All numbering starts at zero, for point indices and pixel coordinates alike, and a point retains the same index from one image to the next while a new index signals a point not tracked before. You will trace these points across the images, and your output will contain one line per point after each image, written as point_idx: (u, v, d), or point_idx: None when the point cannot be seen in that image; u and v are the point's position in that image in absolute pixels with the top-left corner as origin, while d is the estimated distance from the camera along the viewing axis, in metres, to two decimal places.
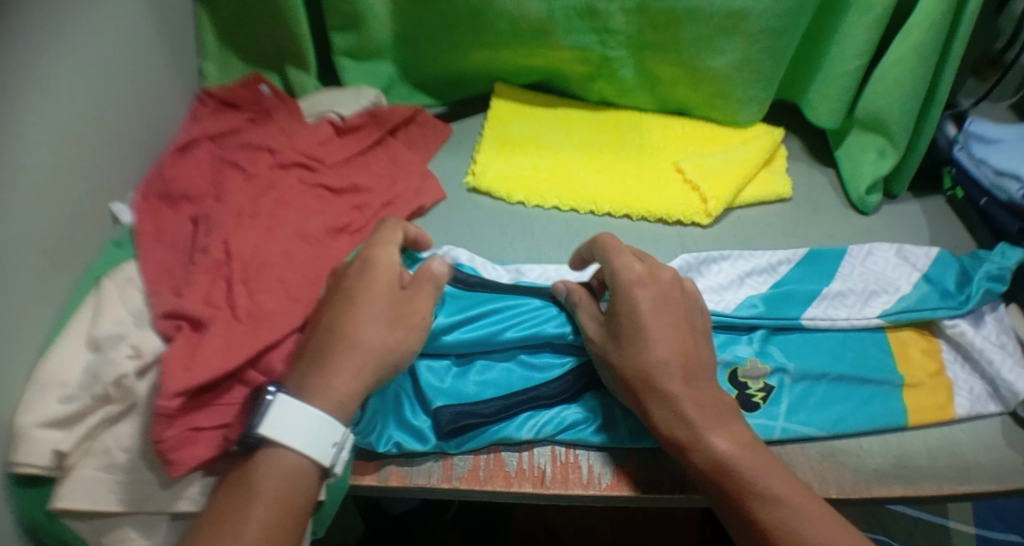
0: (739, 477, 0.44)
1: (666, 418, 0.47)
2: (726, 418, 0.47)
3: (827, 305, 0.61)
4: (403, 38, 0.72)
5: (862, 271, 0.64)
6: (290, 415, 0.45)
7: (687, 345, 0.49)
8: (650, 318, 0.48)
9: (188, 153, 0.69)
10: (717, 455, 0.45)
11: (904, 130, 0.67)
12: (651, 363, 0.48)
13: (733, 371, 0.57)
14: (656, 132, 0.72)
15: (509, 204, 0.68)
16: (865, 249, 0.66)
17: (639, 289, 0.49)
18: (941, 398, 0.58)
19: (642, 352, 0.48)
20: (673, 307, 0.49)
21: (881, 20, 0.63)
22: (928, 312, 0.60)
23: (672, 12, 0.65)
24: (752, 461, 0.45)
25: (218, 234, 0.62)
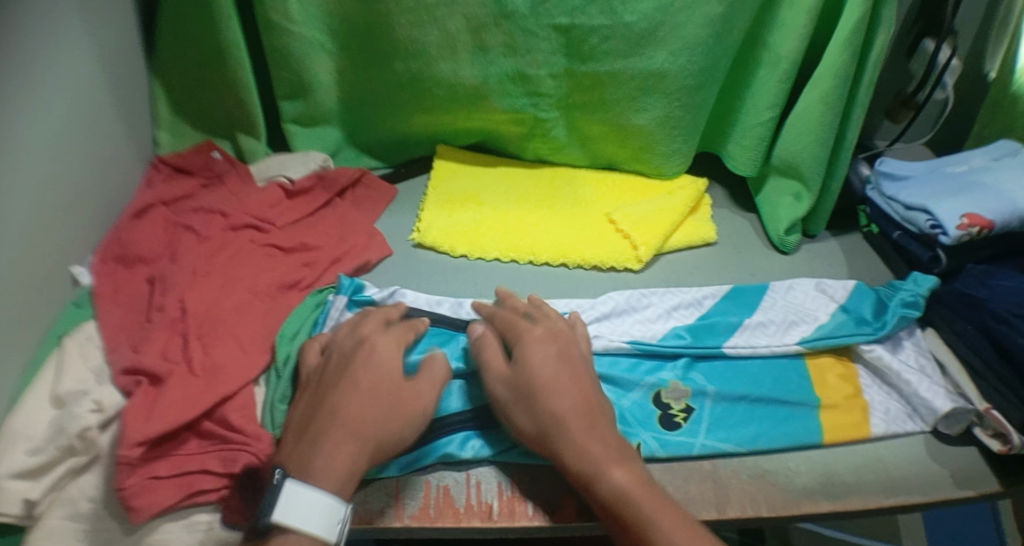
0: (640, 509, 0.48)
1: (574, 458, 0.51)
2: (624, 458, 0.50)
3: (749, 334, 0.66)
4: (348, 104, 0.77)
5: (783, 303, 0.69)
6: (298, 493, 0.48)
7: (591, 391, 0.54)
8: (549, 368, 0.54)
9: (144, 218, 0.72)
10: (620, 489, 0.49)
11: (815, 175, 0.72)
12: (560, 409, 0.52)
13: (656, 393, 0.62)
14: (589, 186, 0.77)
15: (452, 257, 0.72)
16: (786, 284, 0.71)
17: (533, 343, 0.56)
18: (860, 417, 0.62)
19: (546, 393, 0.53)
20: (572, 357, 0.56)
21: (789, 74, 0.69)
22: (844, 337, 0.65)
23: (596, 76, 0.71)
24: (649, 496, 0.48)
25: (174, 293, 0.65)
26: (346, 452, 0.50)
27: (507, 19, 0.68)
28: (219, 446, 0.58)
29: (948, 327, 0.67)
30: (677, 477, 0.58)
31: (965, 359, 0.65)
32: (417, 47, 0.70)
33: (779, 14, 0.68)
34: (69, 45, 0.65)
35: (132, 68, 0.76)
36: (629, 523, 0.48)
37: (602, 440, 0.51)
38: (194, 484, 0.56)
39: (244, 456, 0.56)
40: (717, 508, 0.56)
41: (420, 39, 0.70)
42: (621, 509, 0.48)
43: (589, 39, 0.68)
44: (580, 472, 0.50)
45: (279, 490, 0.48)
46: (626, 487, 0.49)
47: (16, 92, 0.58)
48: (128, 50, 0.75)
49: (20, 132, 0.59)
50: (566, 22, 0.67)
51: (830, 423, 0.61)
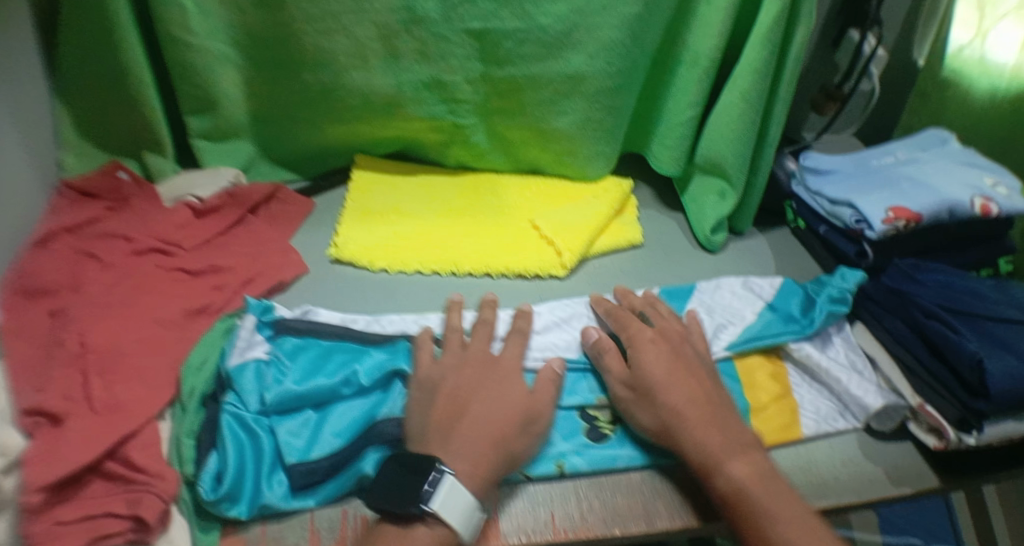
0: (755, 505, 0.49)
1: (695, 453, 0.52)
2: (745, 450, 0.52)
3: None
4: (259, 117, 0.74)
5: (709, 304, 0.68)
6: (457, 491, 0.48)
7: (693, 387, 0.55)
8: (661, 370, 0.56)
9: (47, 247, 0.68)
10: (734, 481, 0.50)
11: (739, 173, 0.72)
12: (677, 404, 0.54)
13: (581, 409, 0.60)
14: (513, 192, 0.75)
15: (372, 272, 0.69)
16: (713, 283, 0.70)
17: (649, 345, 0.58)
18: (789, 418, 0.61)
19: (663, 390, 0.55)
20: (669, 359, 0.57)
21: (708, 72, 0.68)
22: (771, 338, 0.64)
23: (513, 80, 0.69)
24: (763, 490, 0.49)
25: (75, 328, 0.61)
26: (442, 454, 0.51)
27: (418, 25, 0.66)
28: (124, 488, 0.54)
29: (878, 325, 0.67)
30: (605, 492, 0.56)
31: (898, 357, 0.65)
32: (326, 56, 0.68)
33: (696, 11, 0.67)
34: None
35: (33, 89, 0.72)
36: (747, 517, 0.49)
37: (697, 444, 0.52)
38: (100, 528, 0.51)
39: (147, 497, 0.53)
40: (645, 521, 0.54)
41: (329, 48, 0.67)
42: (738, 502, 0.49)
43: (504, 43, 0.67)
44: (699, 463, 0.52)
45: (440, 483, 0.48)
46: (743, 479, 0.50)
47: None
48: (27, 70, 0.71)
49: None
50: (479, 26, 0.66)
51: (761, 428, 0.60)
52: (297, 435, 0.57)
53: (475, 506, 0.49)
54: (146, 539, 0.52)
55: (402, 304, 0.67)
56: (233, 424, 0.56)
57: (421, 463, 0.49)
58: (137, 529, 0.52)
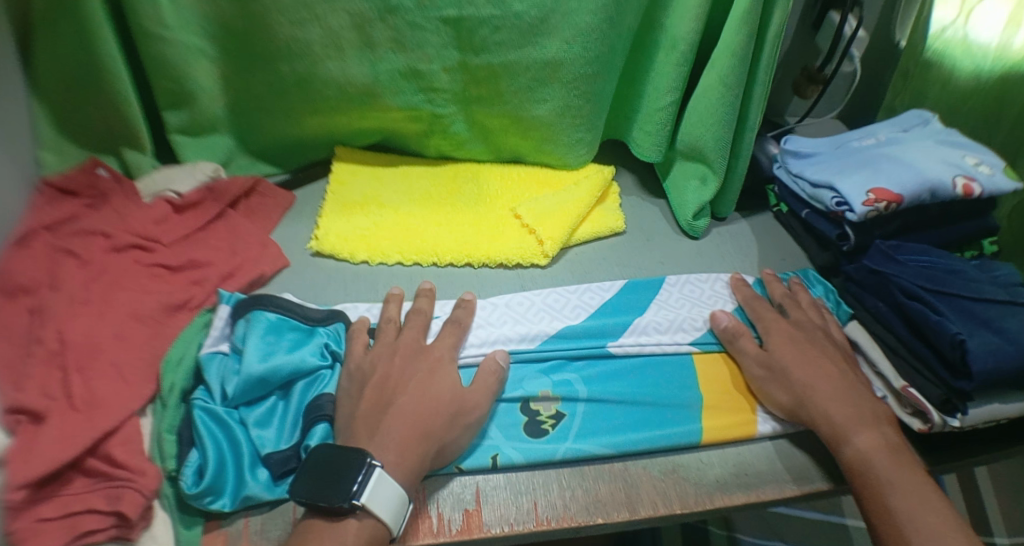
0: (879, 473, 0.52)
1: (826, 428, 0.56)
2: (871, 423, 0.55)
3: (638, 334, 0.64)
4: (236, 109, 0.73)
5: (678, 296, 0.67)
6: (385, 483, 0.49)
7: (836, 367, 0.59)
8: (793, 354, 0.60)
9: (25, 247, 0.66)
10: (859, 452, 0.53)
11: (720, 157, 0.71)
12: (809, 382, 0.58)
13: (525, 403, 0.59)
14: (493, 181, 0.75)
15: (354, 264, 0.69)
16: (682, 279, 0.69)
17: (780, 329, 0.62)
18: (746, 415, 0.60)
19: (800, 369, 0.58)
20: (804, 342, 0.61)
21: (686, 56, 0.68)
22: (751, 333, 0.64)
23: (490, 68, 0.69)
24: (885, 460, 0.52)
25: (52, 323, 0.60)
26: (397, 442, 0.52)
27: (392, 14, 0.65)
28: (105, 483, 0.54)
29: (861, 306, 0.68)
30: (585, 477, 0.56)
31: (878, 336, 0.66)
32: (299, 47, 0.67)
33: None
34: None
35: None
36: (870, 486, 0.52)
37: (825, 417, 0.56)
38: (81, 525, 0.51)
39: (129, 492, 0.53)
40: (628, 508, 0.54)
41: (302, 38, 0.67)
42: (861, 473, 0.53)
43: (480, 30, 0.66)
44: (828, 435, 0.55)
45: (369, 475, 0.49)
46: (865, 449, 0.53)
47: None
48: None
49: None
50: (453, 14, 0.65)
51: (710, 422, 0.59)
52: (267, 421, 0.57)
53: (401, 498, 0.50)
54: (130, 536, 0.53)
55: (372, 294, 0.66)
56: (206, 418, 0.56)
57: (353, 455, 0.49)
58: (120, 525, 0.53)
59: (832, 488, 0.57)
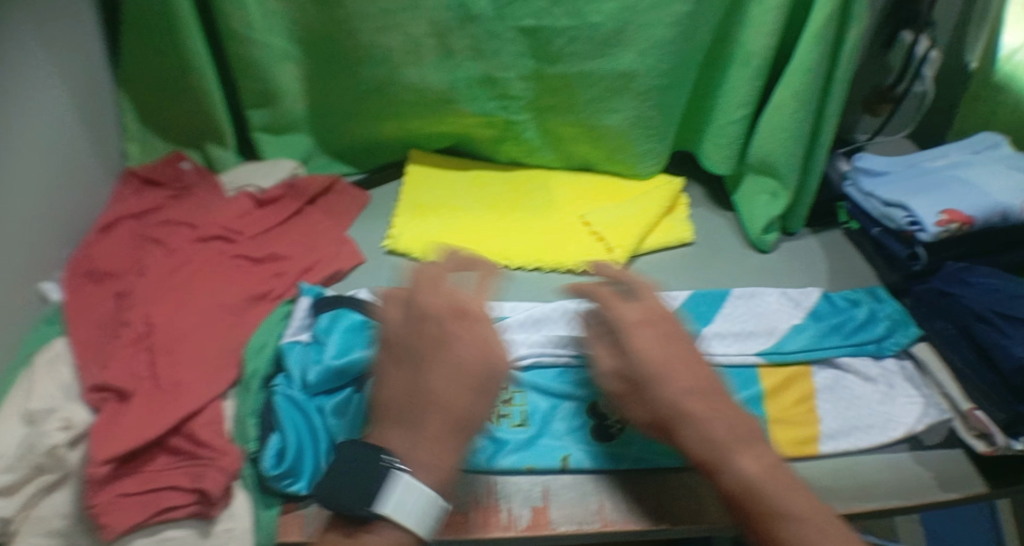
0: (766, 498, 0.39)
1: (696, 438, 0.43)
2: (750, 441, 0.42)
3: (708, 343, 0.64)
4: (317, 110, 0.76)
5: (746, 309, 0.68)
6: (408, 490, 0.41)
7: (697, 368, 0.45)
8: (659, 350, 0.46)
9: (111, 233, 0.72)
10: (746, 477, 0.40)
11: (792, 172, 0.71)
12: (676, 393, 0.44)
13: (591, 404, 0.60)
14: (563, 189, 0.76)
15: (426, 264, 0.71)
16: (750, 292, 0.70)
17: (640, 327, 0.47)
18: (812, 430, 0.60)
19: (659, 374, 0.45)
20: (676, 340, 0.47)
21: (759, 72, 0.69)
22: (825, 351, 0.65)
23: (565, 77, 0.70)
24: (776, 482, 0.40)
25: (140, 308, 0.64)
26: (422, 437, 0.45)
27: (471, 22, 0.67)
28: (189, 461, 0.56)
29: (928, 326, 0.67)
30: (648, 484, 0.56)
31: (948, 358, 0.65)
32: (380, 53, 0.69)
33: (747, 12, 0.67)
34: (31, 60, 0.64)
35: (98, 81, 0.75)
36: (759, 522, 0.39)
37: (701, 430, 0.42)
38: (161, 501, 0.54)
39: (210, 471, 0.54)
40: (695, 515, 0.53)
41: (383, 44, 0.68)
42: (746, 504, 0.40)
43: (556, 40, 0.67)
44: None
45: (391, 480, 0.41)
46: (751, 474, 0.40)
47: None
48: (92, 62, 0.74)
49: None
50: (531, 24, 0.66)
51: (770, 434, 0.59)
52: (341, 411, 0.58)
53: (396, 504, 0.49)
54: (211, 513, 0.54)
55: None
56: (286, 406, 0.58)
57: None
58: (202, 502, 0.54)
59: (881, 508, 0.56)
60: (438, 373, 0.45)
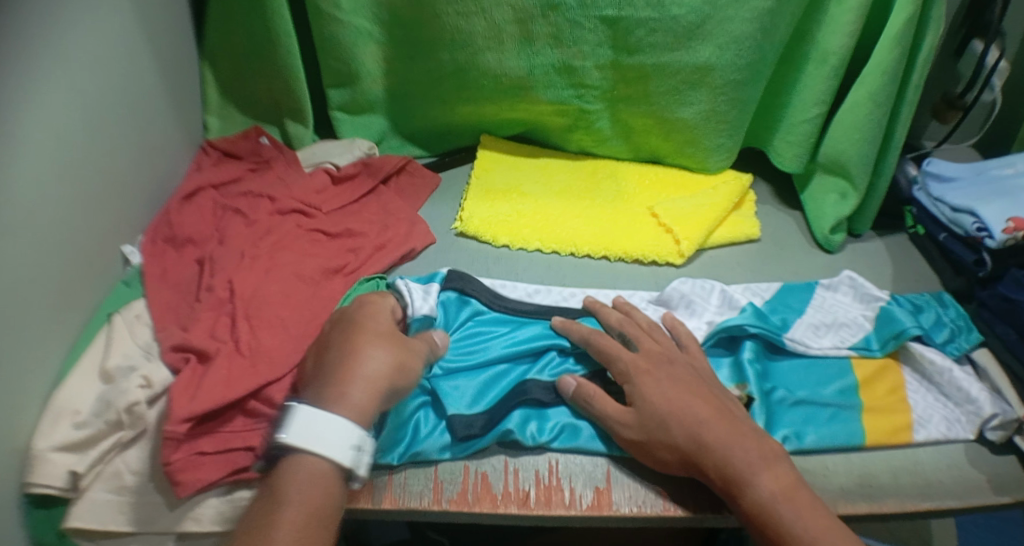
0: (783, 523, 0.47)
1: (716, 472, 0.50)
2: (770, 462, 0.50)
3: (805, 334, 0.65)
4: (394, 93, 0.79)
5: (830, 302, 0.69)
6: (307, 416, 0.48)
7: (716, 405, 0.53)
8: (665, 399, 0.53)
9: (193, 201, 0.74)
10: (760, 500, 0.48)
11: (863, 173, 0.72)
12: (694, 425, 0.52)
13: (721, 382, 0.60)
14: (632, 181, 0.78)
15: (495, 247, 0.73)
16: (831, 283, 0.70)
17: (648, 378, 0.55)
18: (901, 421, 0.61)
19: (676, 418, 0.52)
20: (684, 382, 0.54)
21: (836, 71, 0.69)
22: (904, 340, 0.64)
23: (642, 68, 0.71)
24: (795, 505, 0.48)
25: (223, 274, 0.66)
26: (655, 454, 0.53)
27: (553, 11, 0.68)
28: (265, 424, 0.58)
29: (990, 332, 0.67)
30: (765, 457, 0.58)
31: (1007, 365, 0.65)
32: (463, 37, 0.71)
33: (826, 9, 0.67)
34: (119, 28, 0.66)
35: (183, 54, 0.78)
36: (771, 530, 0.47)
37: (739, 458, 0.50)
38: (238, 461, 0.56)
39: None
40: None
41: (466, 29, 0.70)
42: (761, 522, 0.48)
43: (636, 31, 0.68)
44: (722, 481, 0.50)
45: (291, 412, 0.48)
46: (767, 497, 0.48)
47: (70, 70, 0.60)
48: (179, 35, 0.77)
49: (75, 111, 0.61)
50: (613, 13, 0.67)
51: (820, 429, 0.60)
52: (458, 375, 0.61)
53: (360, 440, 0.48)
54: None
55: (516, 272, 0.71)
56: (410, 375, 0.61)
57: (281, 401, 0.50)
58: None
59: (935, 509, 0.57)
60: (378, 346, 0.52)
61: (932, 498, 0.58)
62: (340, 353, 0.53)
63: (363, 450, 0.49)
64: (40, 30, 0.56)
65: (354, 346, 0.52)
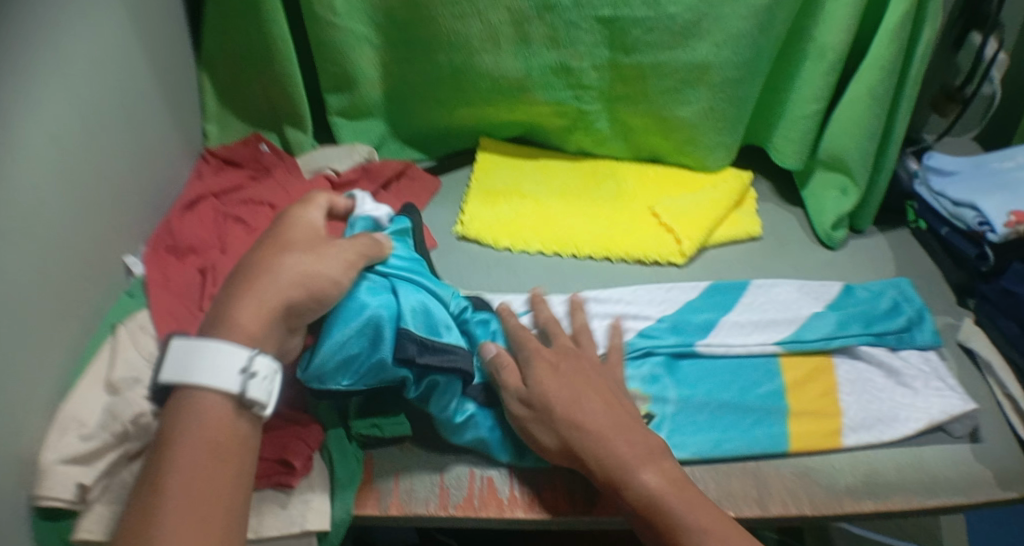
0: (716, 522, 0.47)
1: (599, 464, 0.50)
2: (655, 458, 0.50)
3: (766, 332, 0.66)
4: (392, 97, 0.79)
5: (766, 299, 0.68)
6: (184, 352, 0.47)
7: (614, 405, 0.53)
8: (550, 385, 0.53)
9: (193, 210, 0.74)
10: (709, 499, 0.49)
11: (863, 169, 0.72)
12: (580, 415, 0.51)
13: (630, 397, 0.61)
14: (632, 180, 0.78)
15: (496, 250, 0.73)
16: (770, 281, 0.70)
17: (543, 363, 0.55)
18: (833, 425, 0.60)
19: (563, 407, 0.52)
20: (582, 377, 0.54)
21: (835, 66, 0.68)
22: (847, 338, 0.65)
23: (639, 67, 0.71)
24: (679, 498, 0.48)
25: (224, 283, 0.67)
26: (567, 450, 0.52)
27: (549, 11, 0.68)
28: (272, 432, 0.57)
29: (992, 326, 0.67)
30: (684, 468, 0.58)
31: (1010, 358, 0.65)
32: (459, 40, 0.71)
33: (823, 5, 0.67)
34: (115, 38, 0.66)
35: (181, 63, 0.78)
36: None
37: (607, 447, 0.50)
38: None
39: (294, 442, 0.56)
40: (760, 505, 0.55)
41: (462, 31, 0.70)
42: (650, 515, 0.48)
43: (632, 30, 0.68)
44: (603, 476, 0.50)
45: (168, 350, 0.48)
46: (653, 488, 0.48)
47: (70, 82, 0.60)
48: (176, 44, 0.77)
49: (76, 123, 0.61)
50: (609, 13, 0.67)
51: (815, 426, 0.60)
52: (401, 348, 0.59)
53: (246, 365, 0.47)
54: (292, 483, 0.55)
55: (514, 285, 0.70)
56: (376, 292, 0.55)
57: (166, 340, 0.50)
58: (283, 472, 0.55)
59: (942, 505, 0.57)
60: (293, 255, 0.51)
61: (941, 496, 0.57)
62: (255, 270, 0.51)
63: (254, 375, 0.47)
64: (39, 44, 0.56)
65: (273, 262, 0.51)
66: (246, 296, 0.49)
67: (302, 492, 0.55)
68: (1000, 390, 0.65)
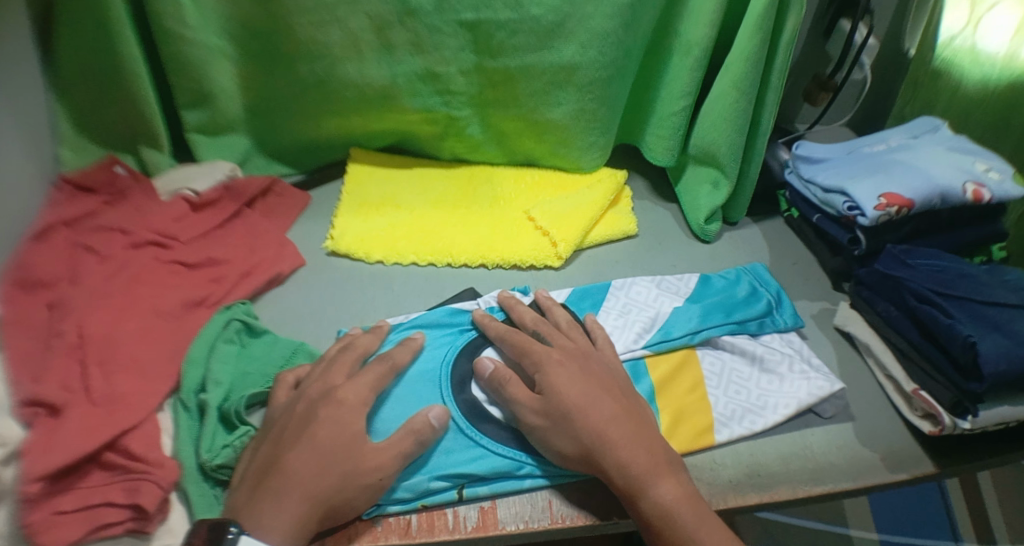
0: (681, 526, 0.49)
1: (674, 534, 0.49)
2: (666, 471, 0.52)
3: (625, 337, 0.64)
4: (255, 110, 0.76)
5: (624, 301, 0.67)
6: None
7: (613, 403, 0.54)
8: (570, 388, 0.54)
9: (44, 240, 0.66)
10: (661, 503, 0.50)
11: (731, 163, 0.72)
12: (625, 457, 0.52)
13: (442, 474, 0.55)
14: (507, 184, 0.77)
15: (368, 263, 0.71)
16: (628, 281, 0.69)
17: (559, 368, 0.56)
18: (704, 421, 0.60)
19: (615, 447, 0.52)
20: (596, 376, 0.56)
21: (700, 62, 0.69)
22: (709, 330, 0.65)
23: (507, 71, 0.70)
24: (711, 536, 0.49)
25: (73, 318, 0.61)
26: (633, 476, 0.51)
27: (411, 17, 0.66)
28: (123, 476, 0.54)
29: (870, 309, 0.68)
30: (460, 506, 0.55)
31: (890, 341, 0.65)
32: (320, 48, 0.68)
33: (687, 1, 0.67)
34: None
35: None
36: None
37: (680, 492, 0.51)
38: (100, 517, 0.52)
39: (146, 484, 0.53)
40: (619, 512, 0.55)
41: (322, 40, 0.68)
42: None
43: (497, 33, 0.67)
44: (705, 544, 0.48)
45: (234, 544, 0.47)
46: (667, 502, 0.50)
47: None
48: None
49: None
50: (472, 17, 0.66)
51: (681, 431, 0.59)
52: (233, 428, 0.58)
53: None
54: (145, 530, 0.52)
55: (375, 306, 0.68)
56: (412, 386, 0.60)
57: (215, 529, 0.47)
58: (136, 518, 0.53)
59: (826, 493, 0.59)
60: (298, 449, 0.51)
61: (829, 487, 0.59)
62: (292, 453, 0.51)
63: None
64: None
65: (297, 450, 0.51)
66: (284, 495, 0.49)
67: (161, 538, 0.53)
68: (880, 371, 0.67)
